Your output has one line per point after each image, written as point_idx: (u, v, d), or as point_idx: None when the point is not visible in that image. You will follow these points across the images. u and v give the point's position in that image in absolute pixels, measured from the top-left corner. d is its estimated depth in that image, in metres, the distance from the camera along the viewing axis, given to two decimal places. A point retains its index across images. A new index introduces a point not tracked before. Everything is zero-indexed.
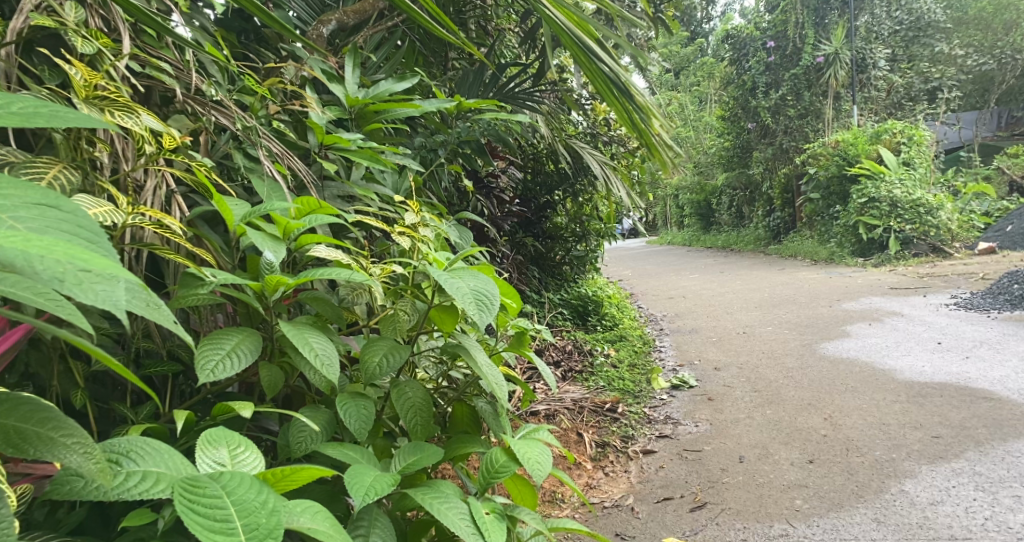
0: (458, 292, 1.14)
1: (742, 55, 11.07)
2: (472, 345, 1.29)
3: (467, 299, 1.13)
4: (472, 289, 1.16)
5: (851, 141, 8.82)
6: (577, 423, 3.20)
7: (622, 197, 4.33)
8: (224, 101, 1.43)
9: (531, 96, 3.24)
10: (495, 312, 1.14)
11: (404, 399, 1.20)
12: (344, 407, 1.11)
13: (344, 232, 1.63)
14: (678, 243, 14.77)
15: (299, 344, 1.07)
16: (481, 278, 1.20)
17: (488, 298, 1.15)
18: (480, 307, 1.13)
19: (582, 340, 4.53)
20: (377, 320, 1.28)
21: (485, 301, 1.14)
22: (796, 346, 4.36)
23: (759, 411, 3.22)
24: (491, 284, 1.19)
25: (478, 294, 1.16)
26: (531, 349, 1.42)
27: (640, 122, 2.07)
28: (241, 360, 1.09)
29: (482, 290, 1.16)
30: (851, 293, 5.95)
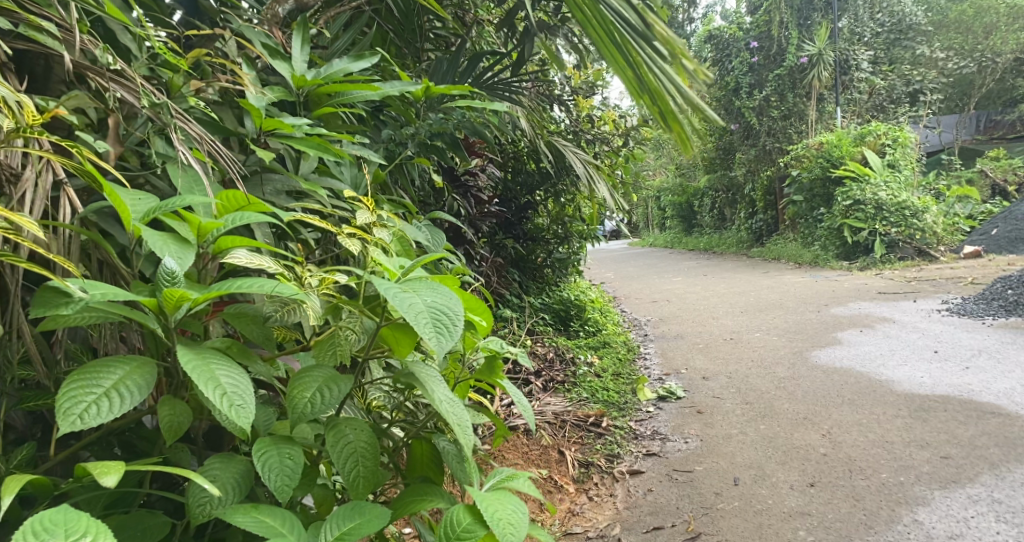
0: (409, 311, 0.91)
1: (725, 55, 10.92)
2: (431, 374, 1.06)
3: (421, 321, 0.90)
4: (428, 307, 0.93)
5: (835, 143, 8.68)
6: (559, 439, 3.00)
7: (605, 198, 4.13)
8: (126, 71, 1.21)
9: (509, 87, 3.02)
10: (457, 337, 0.91)
11: (344, 444, 1.00)
12: (264, 460, 0.92)
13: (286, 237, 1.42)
14: (660, 245, 14.60)
15: (200, 383, 0.83)
16: (439, 291, 0.97)
17: (449, 318, 0.93)
18: (438, 330, 0.90)
19: (564, 347, 4.32)
20: (314, 343, 1.05)
21: (444, 323, 0.91)
22: (787, 354, 4.18)
23: (752, 426, 3.02)
24: (452, 298, 0.96)
25: (435, 311, 0.93)
26: (503, 378, 1.22)
27: (653, 79, 1.81)
28: (121, 402, 0.94)
29: (441, 306, 0.93)
30: (840, 298, 5.79)
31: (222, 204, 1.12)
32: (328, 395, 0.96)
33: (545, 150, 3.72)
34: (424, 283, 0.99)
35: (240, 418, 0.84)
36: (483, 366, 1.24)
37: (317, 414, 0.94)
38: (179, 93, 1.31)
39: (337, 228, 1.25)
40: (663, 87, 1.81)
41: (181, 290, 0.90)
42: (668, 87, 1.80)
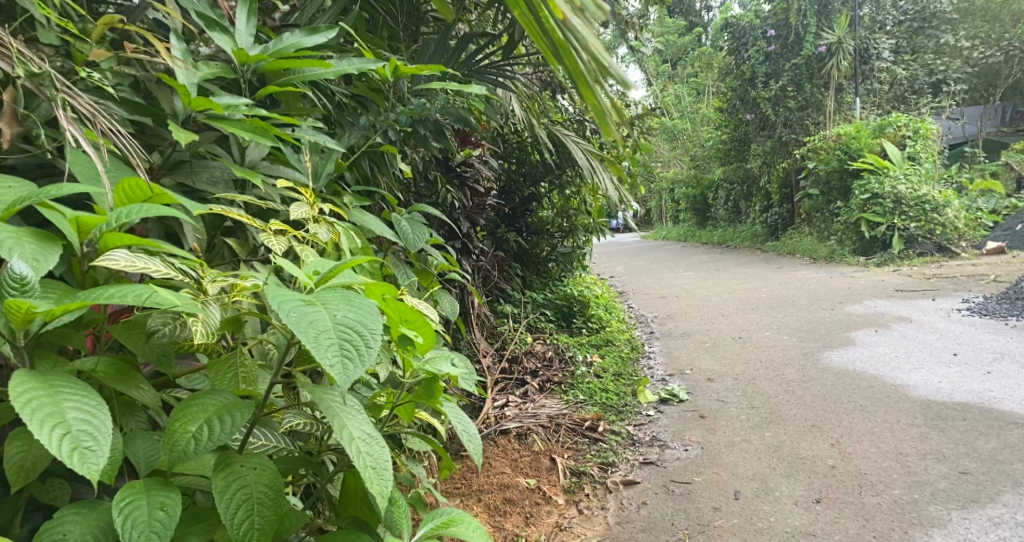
0: (315, 333, 0.91)
1: (741, 44, 10.65)
2: (347, 413, 1.06)
3: (327, 347, 0.90)
4: (337, 326, 0.93)
5: (853, 134, 8.41)
6: (551, 445, 2.87)
7: (608, 189, 3.96)
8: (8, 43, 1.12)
9: (501, 71, 2.86)
10: (367, 360, 0.92)
11: (238, 490, 1.00)
12: (121, 510, 0.96)
13: (216, 241, 1.39)
14: (674, 239, 14.38)
15: (38, 424, 0.92)
16: (353, 304, 0.97)
17: (359, 339, 0.94)
18: (345, 355, 0.91)
19: (564, 345, 4.17)
20: (212, 365, 1.09)
21: (352, 345, 0.92)
22: (797, 354, 3.99)
23: (756, 434, 2.85)
24: (365, 313, 0.97)
25: (343, 330, 0.93)
26: (442, 401, 1.25)
27: (553, 26, 1.39)
28: None
29: (351, 324, 0.94)
30: (855, 295, 5.57)
31: (123, 194, 1.06)
32: (221, 427, 1.01)
33: (543, 138, 3.55)
34: (337, 294, 0.99)
35: (84, 462, 0.92)
36: (423, 386, 1.26)
37: (200, 451, 0.98)
38: (85, 62, 1.27)
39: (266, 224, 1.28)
40: (565, 36, 1.38)
41: (28, 303, 0.93)
42: (573, 39, 1.38)
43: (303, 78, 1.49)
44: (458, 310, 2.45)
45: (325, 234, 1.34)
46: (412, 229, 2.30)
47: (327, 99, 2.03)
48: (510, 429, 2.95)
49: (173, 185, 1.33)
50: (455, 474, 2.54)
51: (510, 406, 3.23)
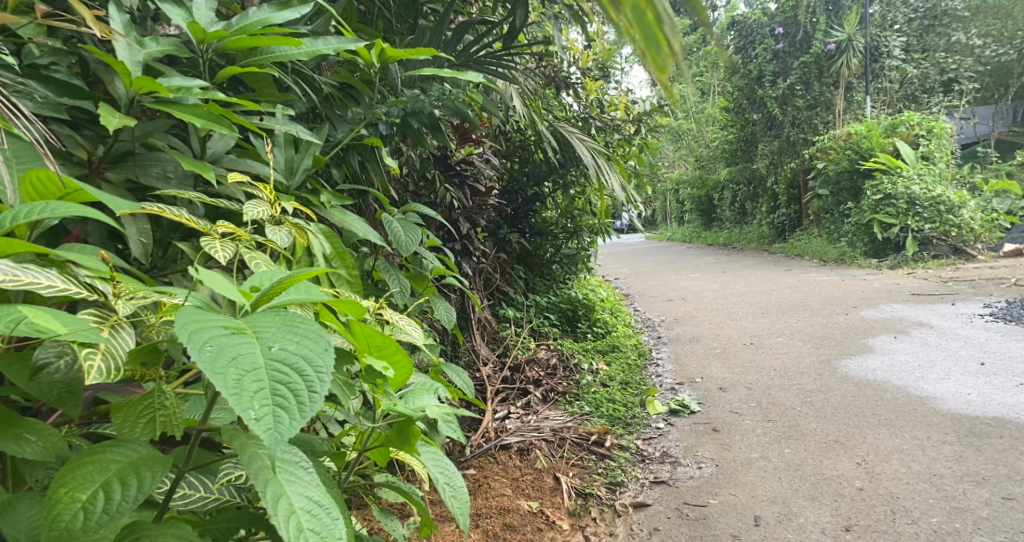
0: (244, 379, 0.84)
1: (748, 42, 10.45)
2: (278, 485, 0.97)
3: (259, 399, 0.83)
4: (272, 371, 0.86)
5: (864, 134, 8.22)
6: (555, 462, 2.69)
7: (615, 188, 3.78)
8: None
9: (502, 61, 2.67)
10: (305, 411, 0.85)
11: None
12: None
13: (170, 248, 1.24)
14: (680, 240, 14.19)
15: None
16: (294, 339, 0.90)
17: (298, 383, 0.87)
18: (279, 407, 0.84)
19: (569, 351, 3.98)
20: (125, 408, 1.01)
21: (289, 393, 0.85)
22: (814, 362, 3.80)
23: (775, 450, 2.67)
24: (307, 350, 0.89)
25: (278, 374, 0.86)
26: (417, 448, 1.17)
27: None
28: None
29: (289, 363, 0.87)
30: (869, 299, 5.38)
31: (33, 188, 0.98)
32: (122, 491, 0.94)
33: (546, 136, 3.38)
34: (278, 325, 0.91)
35: None
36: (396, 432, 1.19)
37: (93, 523, 0.91)
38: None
39: (214, 227, 1.14)
40: None
41: None
42: None
43: (270, 58, 1.31)
44: (455, 317, 2.28)
45: (286, 238, 1.20)
46: (399, 232, 2.13)
47: (309, 89, 1.87)
48: (511, 444, 2.77)
49: (116, 181, 1.19)
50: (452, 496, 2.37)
51: (512, 418, 3.04)
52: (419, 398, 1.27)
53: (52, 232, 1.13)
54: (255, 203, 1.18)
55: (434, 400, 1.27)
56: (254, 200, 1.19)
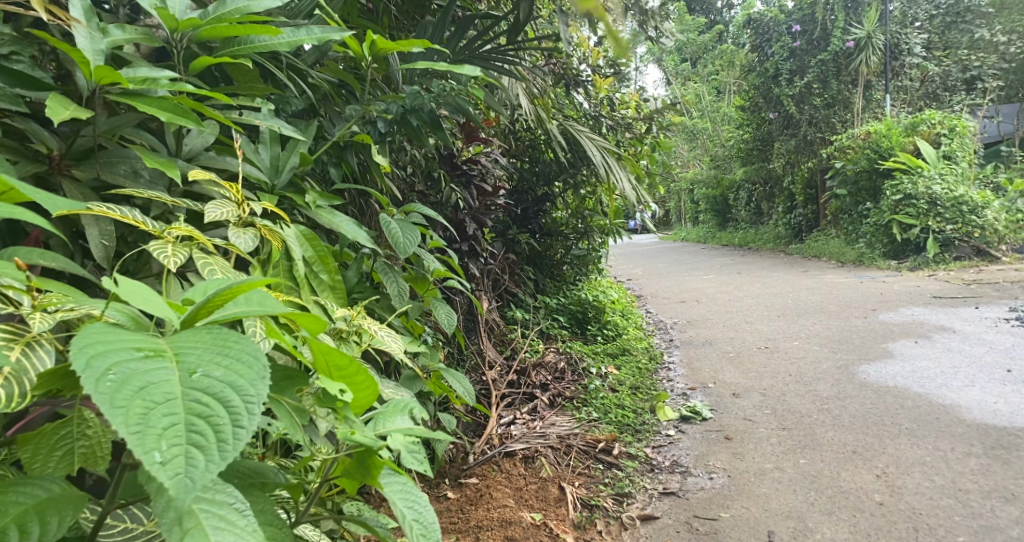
0: (155, 415, 0.83)
1: (764, 40, 10.27)
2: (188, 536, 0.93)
3: (167, 440, 0.82)
4: (187, 404, 0.85)
5: (884, 132, 8.06)
6: (560, 470, 2.62)
7: (625, 188, 3.69)
8: None
9: (506, 57, 2.59)
10: (221, 451, 0.83)
11: None
12: None
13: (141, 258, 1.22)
14: (695, 240, 14.04)
15: None
16: (219, 369, 0.89)
17: (218, 419, 0.85)
18: (192, 447, 0.83)
19: (578, 355, 3.90)
20: (39, 438, 1.00)
21: (205, 431, 0.84)
22: (830, 367, 3.69)
23: (789, 460, 2.57)
24: (231, 380, 0.89)
25: (195, 408, 0.85)
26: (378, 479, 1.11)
27: None
28: None
29: (208, 398, 0.86)
30: (889, 302, 5.25)
31: None
32: (22, 537, 0.93)
33: (554, 134, 3.31)
34: (204, 352, 0.91)
35: None
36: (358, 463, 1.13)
37: None
38: None
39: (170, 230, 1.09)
40: None
41: None
42: None
43: (247, 47, 1.25)
44: (457, 320, 2.26)
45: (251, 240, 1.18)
46: (397, 235, 2.05)
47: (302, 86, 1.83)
48: (516, 451, 2.70)
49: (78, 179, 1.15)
50: (452, 507, 2.31)
51: (518, 423, 2.97)
52: (393, 421, 1.22)
53: (9, 232, 1.14)
54: (220, 204, 1.17)
55: (410, 423, 1.22)
56: (220, 202, 1.17)
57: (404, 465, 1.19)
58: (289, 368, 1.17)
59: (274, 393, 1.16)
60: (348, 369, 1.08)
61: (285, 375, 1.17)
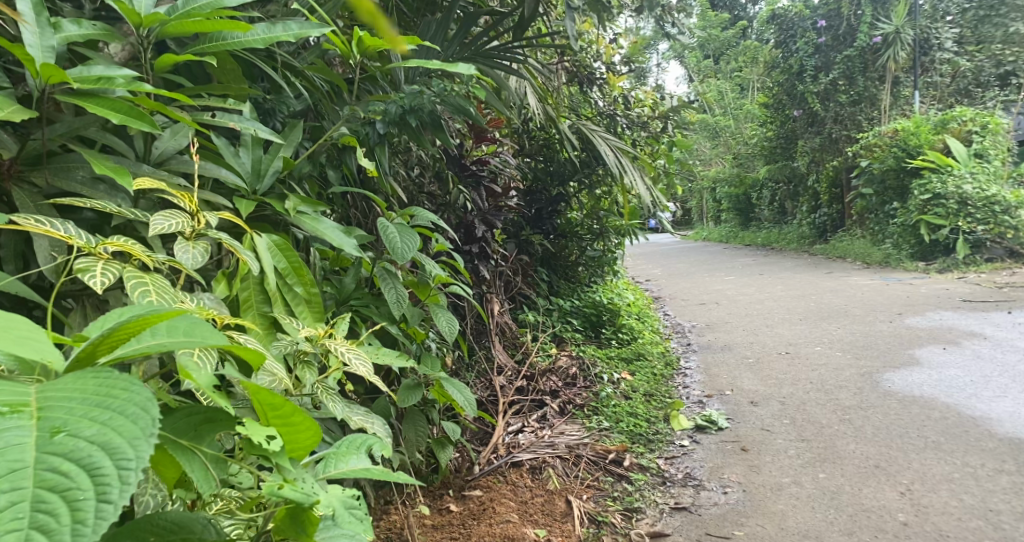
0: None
1: (788, 36, 10.07)
2: None
3: (5, 524, 0.75)
4: (40, 476, 0.79)
5: (912, 130, 7.84)
6: (568, 483, 2.54)
7: (639, 189, 3.60)
8: None
9: (510, 53, 2.52)
10: (75, 530, 0.77)
11: None
12: None
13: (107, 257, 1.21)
14: (716, 239, 13.84)
15: None
16: (90, 431, 0.83)
17: (75, 493, 0.79)
18: (35, 531, 0.76)
19: (591, 361, 3.82)
20: None
21: (56, 509, 0.78)
22: (853, 375, 3.57)
23: (808, 474, 2.46)
24: (106, 439, 0.83)
25: (50, 481, 0.79)
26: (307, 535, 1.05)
27: None
28: None
29: (65, 471, 0.80)
30: (916, 306, 5.09)
31: None
32: None
33: (565, 135, 3.24)
34: (81, 406, 0.86)
35: None
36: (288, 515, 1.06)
37: None
38: None
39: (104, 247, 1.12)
40: None
41: None
42: None
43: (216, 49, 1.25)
44: (457, 327, 2.20)
45: (201, 255, 1.18)
46: (394, 241, 1.98)
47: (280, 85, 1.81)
48: (523, 461, 2.64)
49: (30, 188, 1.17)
50: (454, 521, 2.23)
51: (526, 432, 2.93)
52: (345, 462, 1.17)
53: None
54: (165, 216, 1.16)
55: (366, 464, 1.17)
56: (167, 214, 1.18)
57: (344, 522, 1.09)
58: (212, 410, 1.10)
59: (192, 440, 1.08)
60: (283, 410, 1.06)
61: (207, 419, 1.09)
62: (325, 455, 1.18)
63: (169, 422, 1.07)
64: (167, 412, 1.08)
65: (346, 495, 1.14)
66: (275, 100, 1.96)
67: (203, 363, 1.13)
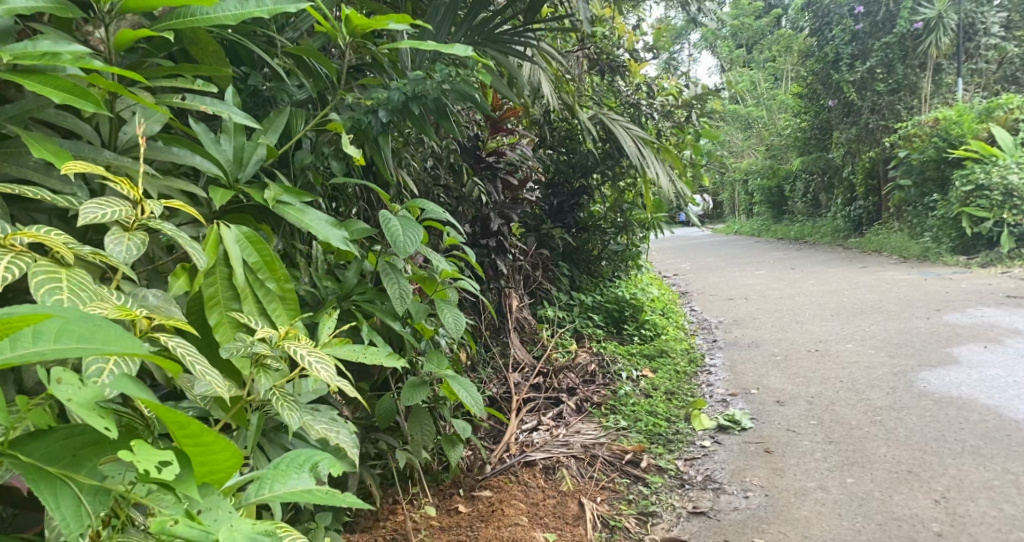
0: None
1: (824, 23, 9.81)
2: None
3: None
4: None
5: (954, 119, 7.58)
6: (582, 484, 2.47)
7: (662, 181, 3.50)
8: None
9: (521, 37, 2.46)
10: None
11: None
12: None
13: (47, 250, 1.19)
14: (749, 233, 13.62)
15: None
16: None
17: None
18: None
19: (612, 357, 3.73)
20: None
21: None
22: (887, 374, 3.43)
23: (834, 479, 2.35)
24: None
25: None
26: None
27: None
28: None
29: None
30: (956, 301, 4.91)
31: None
32: None
33: (584, 124, 3.16)
34: None
35: None
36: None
37: None
38: None
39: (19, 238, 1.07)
40: None
41: None
42: None
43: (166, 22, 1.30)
44: (464, 323, 2.14)
45: (136, 248, 1.16)
46: (395, 233, 1.91)
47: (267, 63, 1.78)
48: (536, 461, 2.57)
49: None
50: (462, 523, 2.15)
51: (540, 430, 2.87)
52: (283, 483, 1.12)
53: None
54: (100, 204, 1.14)
55: (307, 483, 1.13)
56: (106, 201, 1.16)
57: None
58: (97, 433, 0.99)
59: (64, 468, 0.95)
60: (191, 431, 0.98)
61: (94, 441, 0.97)
62: (262, 476, 1.14)
63: (42, 446, 0.95)
64: (41, 433, 0.96)
65: (255, 531, 1.00)
66: (274, 88, 1.89)
67: (119, 370, 1.06)
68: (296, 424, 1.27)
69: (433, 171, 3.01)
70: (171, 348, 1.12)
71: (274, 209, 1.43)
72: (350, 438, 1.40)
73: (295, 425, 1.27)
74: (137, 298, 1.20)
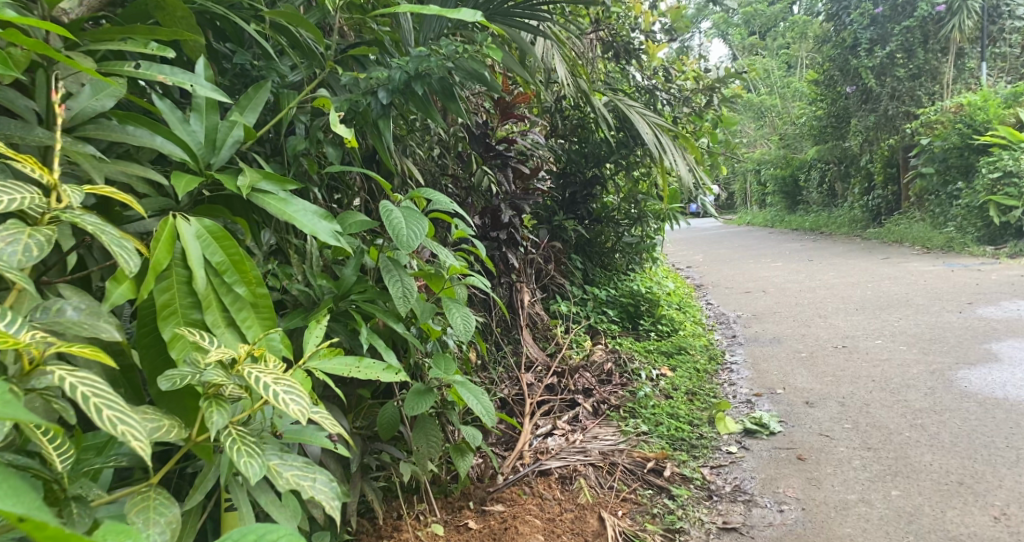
0: None
1: (842, 8, 9.53)
2: None
3: None
4: None
5: (979, 104, 7.34)
6: (602, 495, 2.29)
7: (682, 169, 3.31)
8: None
9: (534, 12, 2.27)
10: None
11: None
12: None
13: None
14: (761, 224, 13.37)
15: None
16: None
17: None
18: None
19: (629, 355, 3.55)
20: None
21: None
22: (921, 373, 3.23)
23: (878, 492, 2.16)
24: None
25: None
26: None
27: None
28: None
29: None
30: (987, 294, 4.70)
31: None
32: None
33: (601, 110, 2.97)
34: None
35: None
36: None
37: None
38: None
39: None
40: None
41: None
42: None
43: None
44: (473, 326, 1.95)
45: (36, 247, 1.02)
46: (396, 228, 1.71)
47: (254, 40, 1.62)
48: (552, 470, 2.39)
49: None
50: None
51: (556, 435, 2.69)
52: None
53: None
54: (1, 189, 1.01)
55: None
56: (11, 185, 1.03)
57: None
58: None
59: None
60: None
61: None
62: None
63: None
64: None
65: None
66: (263, 67, 1.71)
67: None
68: (258, 472, 1.13)
69: (440, 160, 2.84)
70: (70, 385, 0.97)
71: (250, 197, 1.35)
72: (330, 486, 1.25)
73: (256, 473, 1.12)
74: (51, 312, 1.09)
